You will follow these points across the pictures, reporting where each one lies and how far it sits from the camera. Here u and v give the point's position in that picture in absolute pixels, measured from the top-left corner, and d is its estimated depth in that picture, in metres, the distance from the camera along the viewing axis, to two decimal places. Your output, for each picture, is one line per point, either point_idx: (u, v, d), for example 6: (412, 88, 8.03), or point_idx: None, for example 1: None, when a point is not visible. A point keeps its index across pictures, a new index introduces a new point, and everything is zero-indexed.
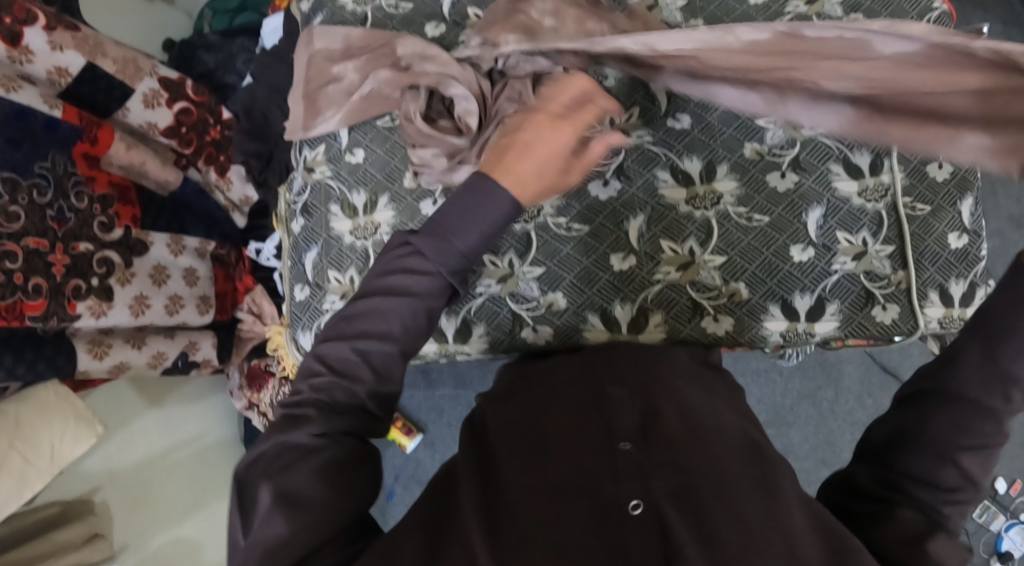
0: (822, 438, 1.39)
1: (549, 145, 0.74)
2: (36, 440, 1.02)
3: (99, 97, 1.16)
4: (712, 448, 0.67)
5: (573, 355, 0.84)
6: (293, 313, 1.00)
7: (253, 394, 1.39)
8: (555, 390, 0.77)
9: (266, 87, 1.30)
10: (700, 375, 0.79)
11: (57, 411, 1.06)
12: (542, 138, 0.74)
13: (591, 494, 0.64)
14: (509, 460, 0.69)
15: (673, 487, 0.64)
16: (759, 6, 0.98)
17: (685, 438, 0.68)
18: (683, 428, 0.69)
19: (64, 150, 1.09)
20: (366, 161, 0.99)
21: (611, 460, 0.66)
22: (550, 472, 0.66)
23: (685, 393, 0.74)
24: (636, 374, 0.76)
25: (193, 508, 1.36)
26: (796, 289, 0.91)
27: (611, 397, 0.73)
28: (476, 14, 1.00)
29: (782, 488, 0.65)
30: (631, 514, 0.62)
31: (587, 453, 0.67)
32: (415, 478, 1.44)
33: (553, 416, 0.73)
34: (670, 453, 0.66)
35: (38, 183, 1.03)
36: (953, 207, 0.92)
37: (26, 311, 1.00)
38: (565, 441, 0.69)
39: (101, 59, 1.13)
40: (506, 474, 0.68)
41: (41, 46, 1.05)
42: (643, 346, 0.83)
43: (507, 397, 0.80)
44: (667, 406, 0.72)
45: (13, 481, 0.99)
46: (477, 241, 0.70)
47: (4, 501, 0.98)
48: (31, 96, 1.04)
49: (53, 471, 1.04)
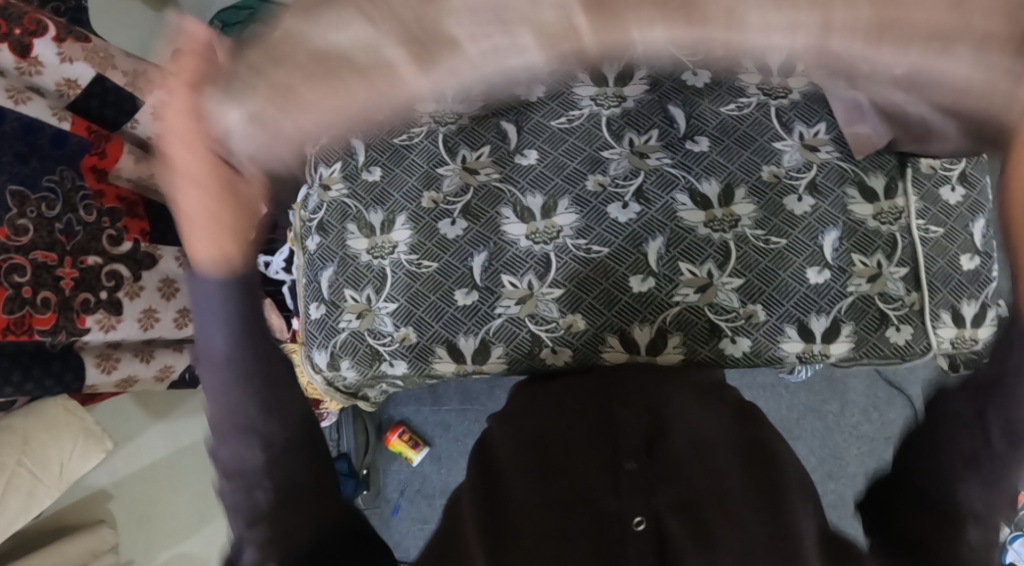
0: (827, 451, 1.41)
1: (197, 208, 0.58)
2: (45, 456, 1.06)
3: (107, 110, 1.14)
4: (720, 462, 0.69)
5: (584, 375, 0.86)
6: (308, 331, 0.99)
7: None
8: (568, 410, 0.78)
9: None
10: (706, 394, 0.81)
11: (65, 427, 1.09)
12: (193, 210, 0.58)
13: (593, 511, 0.66)
14: (521, 479, 0.71)
15: (677, 499, 0.66)
16: None
17: (690, 457, 0.69)
18: (692, 446, 0.70)
19: (72, 164, 1.08)
20: (384, 180, 0.99)
21: (615, 476, 0.68)
22: (557, 489, 0.68)
23: (692, 413, 0.76)
24: (643, 396, 0.78)
25: (200, 523, 1.31)
26: (812, 311, 0.91)
27: (620, 418, 0.74)
28: None
29: (790, 498, 0.66)
30: (631, 531, 0.64)
31: (591, 471, 0.69)
32: (421, 493, 1.44)
33: (563, 437, 0.74)
34: (675, 470, 0.68)
35: (47, 196, 1.02)
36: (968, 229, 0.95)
37: (35, 325, 0.99)
38: (571, 462, 0.70)
39: (111, 71, 1.12)
40: (517, 494, 0.69)
41: (51, 58, 1.05)
42: (652, 366, 0.86)
43: (520, 415, 0.79)
44: (677, 424, 0.73)
45: (22, 498, 1.03)
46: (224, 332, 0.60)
47: (14, 517, 1.03)
48: (40, 108, 1.04)
49: (59, 483, 1.09)
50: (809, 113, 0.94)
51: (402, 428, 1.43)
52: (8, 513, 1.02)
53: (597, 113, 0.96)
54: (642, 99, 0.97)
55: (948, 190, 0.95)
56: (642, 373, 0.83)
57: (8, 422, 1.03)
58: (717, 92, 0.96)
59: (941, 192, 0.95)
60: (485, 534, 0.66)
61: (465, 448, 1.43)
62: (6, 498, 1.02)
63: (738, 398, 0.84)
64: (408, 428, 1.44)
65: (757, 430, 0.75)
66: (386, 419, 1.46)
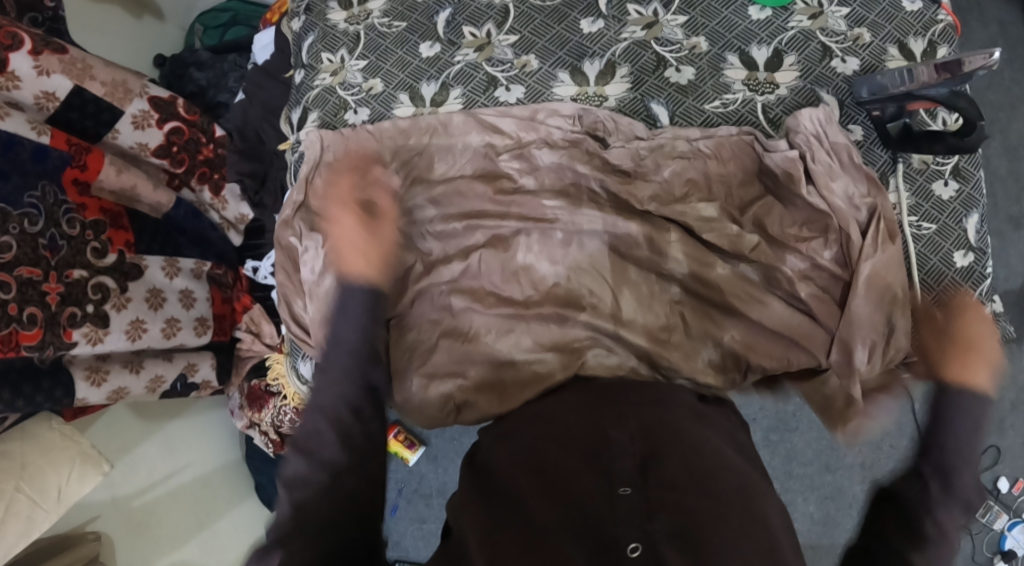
0: (824, 444, 1.40)
1: (346, 232, 0.79)
2: (42, 480, 1.03)
3: (88, 121, 1.14)
4: (713, 486, 0.68)
5: (575, 393, 0.85)
6: (292, 342, 1.04)
7: (254, 413, 1.32)
8: (560, 432, 0.78)
9: (258, 106, 1.30)
10: (699, 414, 0.81)
11: (64, 450, 1.07)
12: (348, 228, 0.79)
13: (592, 533, 0.64)
14: (520, 500, 0.69)
15: (674, 523, 0.64)
16: (761, 21, 0.94)
17: (686, 481, 0.68)
18: (686, 472, 0.70)
19: (53, 179, 1.08)
20: None
21: (611, 500, 0.67)
22: (555, 511, 0.67)
23: (685, 436, 0.75)
24: (638, 420, 0.78)
25: (198, 529, 1.36)
26: None
27: (613, 441, 0.74)
28: (473, 33, 0.98)
29: (778, 530, 0.66)
30: (630, 557, 0.61)
31: (589, 493, 0.68)
32: (419, 492, 1.44)
33: (559, 462, 0.73)
34: (671, 494, 0.67)
35: (29, 212, 1.03)
36: (960, 225, 0.93)
37: (22, 341, 0.99)
38: (568, 485, 0.70)
39: (89, 82, 1.11)
40: (520, 512, 0.68)
41: (28, 71, 1.04)
42: (645, 386, 0.85)
43: (512, 438, 0.81)
44: (670, 450, 0.72)
45: (20, 523, 0.99)
46: (351, 327, 0.73)
47: (12, 544, 0.99)
48: (18, 123, 1.04)
49: (60, 509, 1.04)
50: (795, 108, 0.92)
51: (396, 429, 1.41)
52: (6, 541, 0.98)
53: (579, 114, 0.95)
54: (624, 95, 0.94)
55: (940, 185, 0.93)
56: (633, 398, 0.81)
57: (5, 451, 1.03)
58: (701, 88, 0.94)
59: (933, 187, 0.93)
60: (479, 549, 0.65)
61: (460, 447, 1.42)
62: (4, 524, 0.98)
63: (727, 420, 0.83)
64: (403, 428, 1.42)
65: (746, 465, 0.75)
66: None
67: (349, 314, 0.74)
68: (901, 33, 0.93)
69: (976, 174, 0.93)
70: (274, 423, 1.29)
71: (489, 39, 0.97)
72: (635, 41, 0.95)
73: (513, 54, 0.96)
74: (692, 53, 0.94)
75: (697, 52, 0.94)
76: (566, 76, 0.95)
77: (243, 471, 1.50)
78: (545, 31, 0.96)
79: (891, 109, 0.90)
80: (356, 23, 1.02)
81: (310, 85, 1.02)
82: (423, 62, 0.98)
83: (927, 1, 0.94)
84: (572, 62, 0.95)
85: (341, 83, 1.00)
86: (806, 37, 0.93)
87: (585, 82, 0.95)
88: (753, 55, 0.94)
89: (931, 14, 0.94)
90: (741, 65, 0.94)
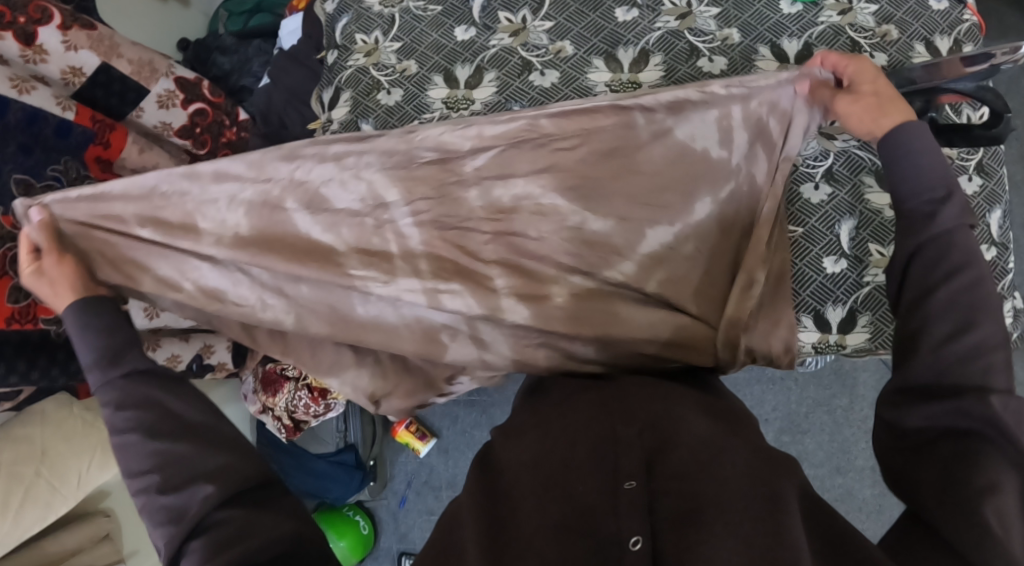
0: (835, 446, 1.41)
1: (44, 281, 0.77)
2: (64, 469, 1.06)
3: (113, 99, 1.14)
4: (724, 470, 0.63)
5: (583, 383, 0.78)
6: None
7: (267, 398, 1.29)
8: (563, 421, 0.72)
9: (283, 91, 1.27)
10: (709, 398, 0.76)
11: (86, 437, 1.09)
12: (47, 280, 0.77)
13: (592, 532, 0.61)
14: (521, 504, 0.65)
15: (677, 510, 0.61)
16: (792, 14, 0.96)
17: (692, 469, 0.64)
18: (690, 456, 0.65)
19: (76, 155, 1.08)
20: (402, 102, 0.99)
21: (614, 496, 0.63)
22: (555, 510, 0.63)
23: (691, 419, 0.70)
24: (647, 409, 0.71)
25: None
26: (828, 301, 0.92)
27: (621, 432, 0.68)
28: (508, 19, 0.99)
29: (789, 503, 0.61)
30: (629, 551, 0.59)
31: (591, 489, 0.64)
32: (428, 485, 1.43)
33: (564, 453, 0.68)
34: (676, 484, 0.63)
35: (51, 185, 1.04)
36: (984, 219, 0.94)
37: (40, 314, 0.99)
38: (571, 480, 0.66)
39: (116, 60, 1.12)
40: (518, 516, 0.64)
41: (55, 46, 1.04)
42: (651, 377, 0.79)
43: (522, 429, 0.74)
44: (679, 437, 0.67)
45: (39, 509, 1.02)
46: (81, 343, 0.73)
47: (30, 525, 1.01)
48: (44, 98, 1.03)
49: (79, 495, 1.08)
50: None
51: (408, 420, 1.42)
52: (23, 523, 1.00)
53: None
54: (658, 83, 0.95)
55: (965, 180, 0.95)
56: (649, 385, 0.75)
57: (28, 433, 1.05)
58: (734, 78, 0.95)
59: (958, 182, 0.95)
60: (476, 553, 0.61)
61: (472, 439, 1.41)
62: (23, 508, 1.00)
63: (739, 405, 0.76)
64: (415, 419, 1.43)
65: (769, 443, 0.68)
66: None
67: (80, 335, 0.73)
68: (928, 31, 0.95)
69: (1000, 171, 0.95)
70: (288, 408, 1.28)
71: (525, 25, 0.99)
72: (669, 30, 0.96)
73: (548, 39, 0.98)
74: (725, 44, 0.96)
75: (729, 43, 0.96)
76: (600, 63, 0.96)
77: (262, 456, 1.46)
78: (580, 17, 0.98)
79: (920, 102, 0.90)
80: (390, 5, 1.03)
81: (343, 66, 1.03)
82: (458, 45, 0.99)
83: (953, 2, 0.97)
84: (606, 49, 0.97)
85: (375, 64, 1.01)
86: (836, 32, 0.95)
87: (618, 68, 0.96)
88: (784, 47, 0.95)
89: (957, 14, 0.96)
90: (772, 56, 0.95)
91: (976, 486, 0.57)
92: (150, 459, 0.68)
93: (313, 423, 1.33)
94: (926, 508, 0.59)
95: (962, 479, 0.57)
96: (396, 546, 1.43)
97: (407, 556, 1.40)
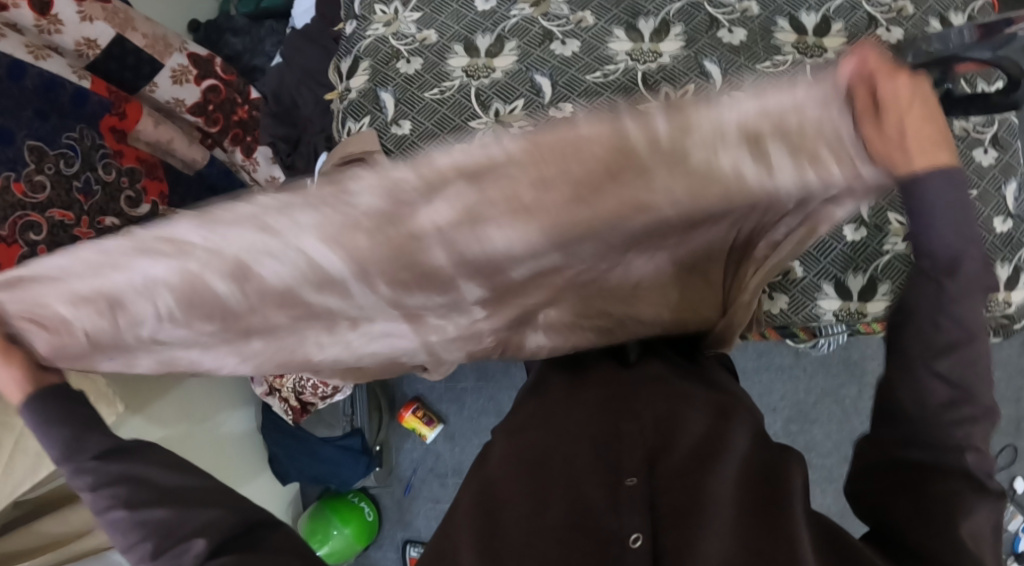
0: (843, 435, 1.41)
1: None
2: None
3: (126, 72, 1.13)
4: (725, 468, 0.61)
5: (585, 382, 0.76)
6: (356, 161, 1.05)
7: (274, 380, 1.26)
8: (564, 421, 0.70)
9: (295, 70, 1.26)
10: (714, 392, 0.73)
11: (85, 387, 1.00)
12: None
13: (590, 530, 0.59)
14: (516, 504, 0.63)
15: (676, 507, 0.58)
16: None
17: (692, 464, 0.61)
18: (690, 453, 0.62)
19: (91, 124, 1.07)
20: (421, 69, 0.99)
21: (613, 494, 0.60)
22: (552, 509, 0.61)
23: (693, 418, 0.67)
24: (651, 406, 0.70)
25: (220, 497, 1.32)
26: (848, 269, 0.92)
27: (623, 430, 0.66)
28: None
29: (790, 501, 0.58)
30: (629, 550, 0.56)
31: (589, 485, 0.62)
32: (434, 471, 1.41)
33: (565, 453, 0.66)
34: (676, 479, 0.60)
35: (65, 153, 1.02)
36: (998, 192, 0.95)
37: None
38: (571, 476, 0.63)
39: (131, 32, 1.11)
40: (512, 516, 0.62)
41: (70, 16, 1.01)
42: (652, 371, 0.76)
43: (525, 427, 0.72)
44: (681, 435, 0.64)
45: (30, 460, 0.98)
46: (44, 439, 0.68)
47: (22, 481, 0.99)
48: (60, 65, 1.02)
49: None
50: None
51: (415, 405, 1.40)
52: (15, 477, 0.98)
53: (633, 69, 0.95)
54: (678, 53, 0.96)
55: (980, 153, 0.96)
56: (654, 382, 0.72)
57: None
58: (754, 50, 0.95)
59: (972, 154, 0.96)
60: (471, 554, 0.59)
61: (479, 426, 1.39)
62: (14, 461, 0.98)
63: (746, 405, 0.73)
64: (422, 405, 1.41)
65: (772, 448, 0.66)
66: (400, 395, 1.44)
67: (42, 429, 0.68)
68: (942, 7, 0.96)
69: (1013, 143, 0.96)
70: (295, 389, 1.24)
71: None
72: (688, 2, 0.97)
73: (568, 10, 0.98)
74: (744, 16, 0.96)
75: (748, 16, 0.96)
76: (621, 32, 0.97)
77: (257, 442, 1.43)
78: None
79: None
80: None
81: (362, 35, 1.03)
82: (479, 15, 1.00)
83: None
84: (627, 20, 0.97)
85: (394, 33, 1.02)
86: (853, 6, 0.96)
87: (638, 39, 0.97)
88: (802, 20, 0.96)
89: None
90: (791, 29, 0.96)
91: (955, 505, 0.58)
92: (138, 529, 0.65)
93: (320, 405, 1.30)
94: (907, 530, 0.60)
95: (935, 501, 0.58)
96: (401, 533, 1.41)
97: (413, 544, 1.39)
